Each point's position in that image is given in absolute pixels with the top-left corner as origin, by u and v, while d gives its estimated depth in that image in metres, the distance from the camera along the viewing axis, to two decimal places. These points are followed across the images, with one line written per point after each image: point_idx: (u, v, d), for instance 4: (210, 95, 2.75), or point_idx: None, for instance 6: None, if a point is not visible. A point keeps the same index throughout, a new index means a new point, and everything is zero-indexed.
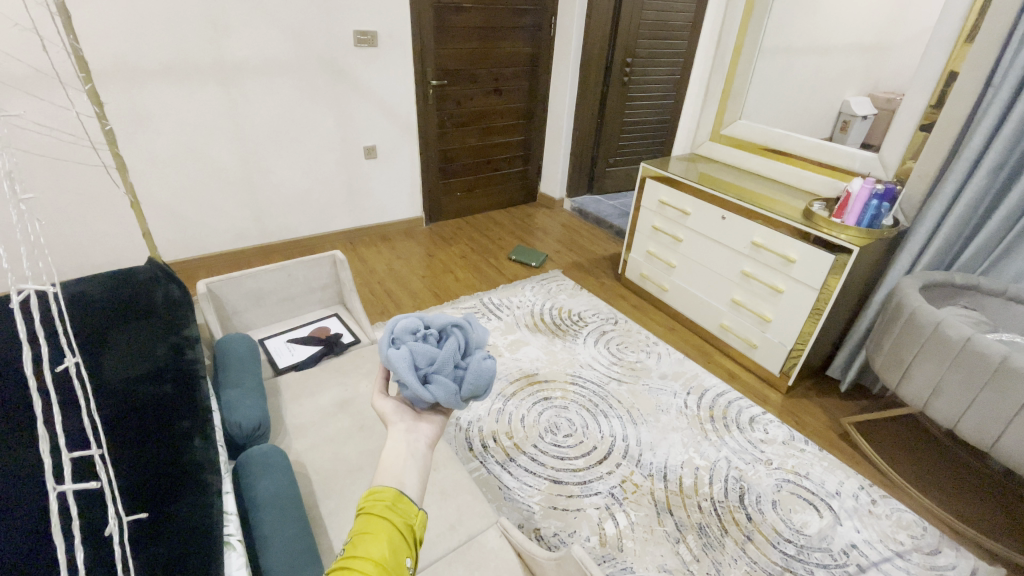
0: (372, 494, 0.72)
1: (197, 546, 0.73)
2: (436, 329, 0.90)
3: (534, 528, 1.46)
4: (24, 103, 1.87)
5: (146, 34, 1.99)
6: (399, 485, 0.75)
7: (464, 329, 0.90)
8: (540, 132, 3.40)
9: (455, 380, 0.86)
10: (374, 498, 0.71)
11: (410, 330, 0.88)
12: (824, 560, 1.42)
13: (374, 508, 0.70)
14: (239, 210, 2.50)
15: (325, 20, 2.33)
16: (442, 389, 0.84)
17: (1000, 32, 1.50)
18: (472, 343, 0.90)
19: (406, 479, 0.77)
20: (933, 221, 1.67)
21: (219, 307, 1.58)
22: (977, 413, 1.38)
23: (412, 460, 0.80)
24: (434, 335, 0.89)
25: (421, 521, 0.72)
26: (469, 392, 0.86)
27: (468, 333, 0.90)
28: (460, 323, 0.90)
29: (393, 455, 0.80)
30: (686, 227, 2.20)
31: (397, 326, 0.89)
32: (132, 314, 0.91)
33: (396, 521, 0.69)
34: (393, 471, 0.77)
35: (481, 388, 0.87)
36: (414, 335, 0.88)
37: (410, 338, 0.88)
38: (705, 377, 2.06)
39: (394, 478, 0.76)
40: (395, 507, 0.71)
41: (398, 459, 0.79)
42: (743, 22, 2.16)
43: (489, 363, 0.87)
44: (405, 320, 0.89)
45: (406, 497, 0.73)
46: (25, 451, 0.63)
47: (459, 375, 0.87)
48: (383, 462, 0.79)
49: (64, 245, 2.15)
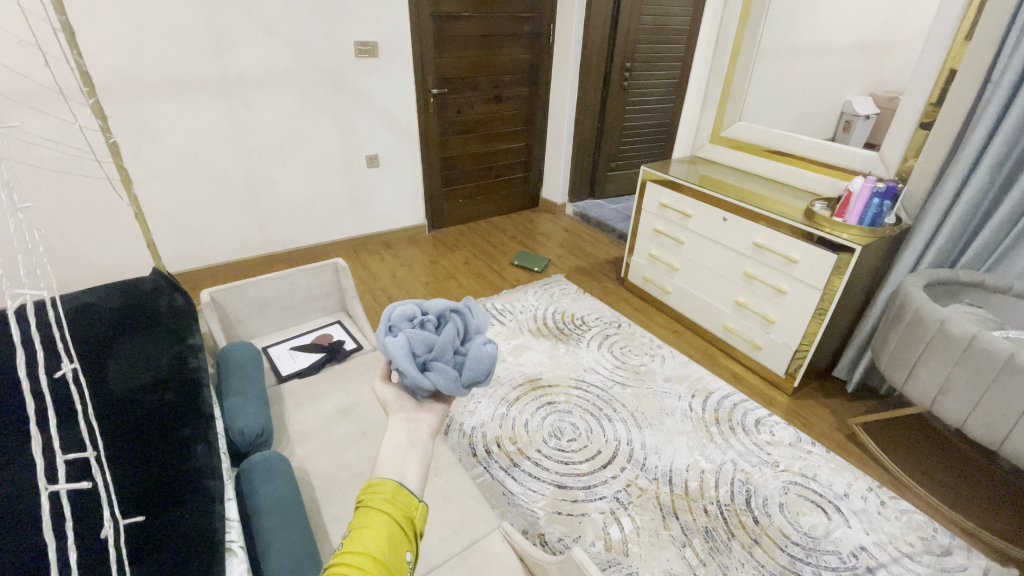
0: (370, 487, 0.72)
1: (200, 551, 0.74)
2: (434, 315, 0.92)
3: (539, 533, 1.45)
4: (29, 117, 1.91)
5: (151, 49, 2.03)
6: (400, 476, 0.75)
7: (463, 315, 0.92)
8: (540, 138, 3.42)
9: (455, 366, 0.87)
10: (373, 490, 0.71)
11: (406, 317, 0.88)
12: (833, 563, 1.40)
13: (373, 502, 0.69)
14: (243, 219, 2.53)
15: (326, 32, 2.37)
16: (441, 375, 0.84)
17: (998, 27, 1.49)
18: (471, 329, 0.91)
19: (405, 471, 0.76)
20: (937, 217, 1.66)
21: (222, 315, 1.60)
22: (985, 411, 1.36)
23: (413, 450, 0.80)
24: (432, 321, 0.90)
25: (421, 514, 0.72)
26: (470, 378, 0.86)
27: (467, 318, 0.92)
28: (457, 308, 0.92)
29: (392, 443, 0.80)
30: (688, 229, 2.19)
31: (393, 314, 0.88)
32: (136, 323, 0.92)
33: (396, 514, 0.69)
34: (393, 462, 0.77)
35: (483, 374, 0.87)
36: (411, 322, 0.89)
37: (407, 325, 0.88)
38: (709, 380, 2.04)
39: (394, 470, 0.76)
40: (395, 499, 0.71)
41: (398, 448, 0.79)
42: (739, 25, 2.18)
43: (489, 348, 0.88)
44: (402, 307, 0.90)
45: (406, 489, 0.73)
46: (23, 456, 0.65)
47: (459, 361, 0.87)
48: (383, 452, 0.79)
49: (68, 256, 2.18)
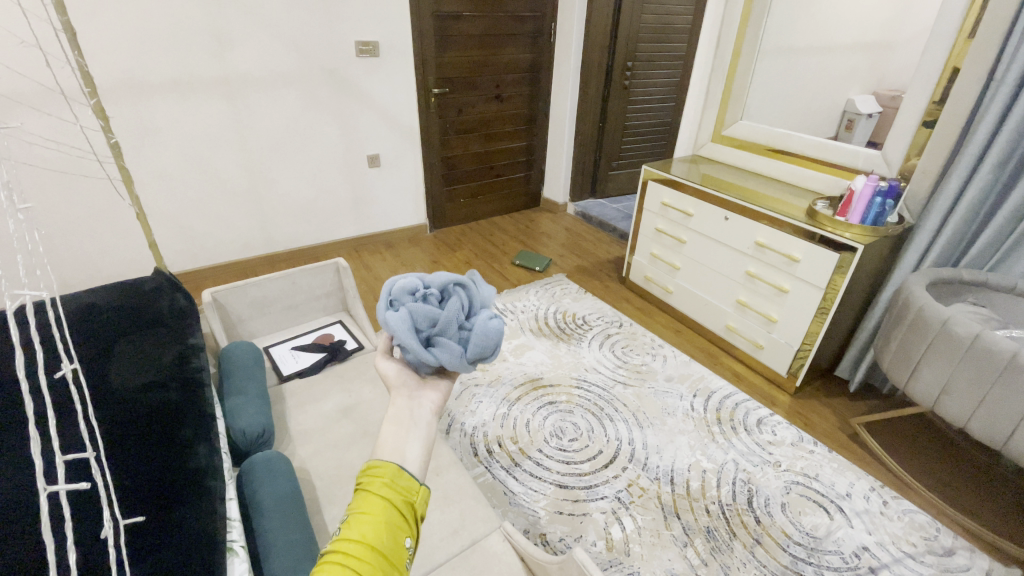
0: (369, 470, 0.71)
1: (199, 550, 0.75)
2: (437, 289, 0.86)
3: (540, 533, 1.45)
4: (31, 117, 1.91)
5: (151, 49, 2.03)
6: (401, 459, 0.73)
7: (467, 289, 0.88)
8: (541, 137, 3.41)
9: (460, 342, 0.85)
10: (372, 474, 0.70)
11: (408, 291, 0.84)
12: (835, 563, 1.39)
13: (372, 487, 0.69)
14: (244, 219, 2.53)
15: (327, 32, 2.37)
16: (446, 351, 0.82)
17: (1001, 25, 1.48)
18: (476, 303, 0.88)
19: (407, 452, 0.75)
20: (940, 216, 1.65)
21: (223, 315, 1.60)
22: (988, 411, 1.35)
23: (415, 430, 0.78)
24: (435, 295, 0.85)
25: (422, 499, 0.71)
26: (476, 354, 0.84)
27: (471, 292, 0.88)
28: (461, 281, 0.87)
29: (394, 422, 0.78)
30: (689, 228, 2.19)
31: (394, 288, 0.84)
32: (138, 322, 0.92)
33: (395, 500, 0.68)
34: (394, 444, 0.75)
35: (489, 349, 0.85)
36: (413, 296, 0.85)
37: (409, 299, 0.84)
38: (711, 379, 2.04)
39: (395, 451, 0.74)
40: (395, 484, 0.70)
41: (400, 428, 0.77)
42: (741, 24, 2.17)
43: (495, 323, 0.85)
44: (403, 280, 0.85)
45: (407, 473, 0.72)
46: (23, 457, 0.65)
47: (464, 336, 0.85)
48: (384, 433, 0.77)
49: (69, 256, 2.18)
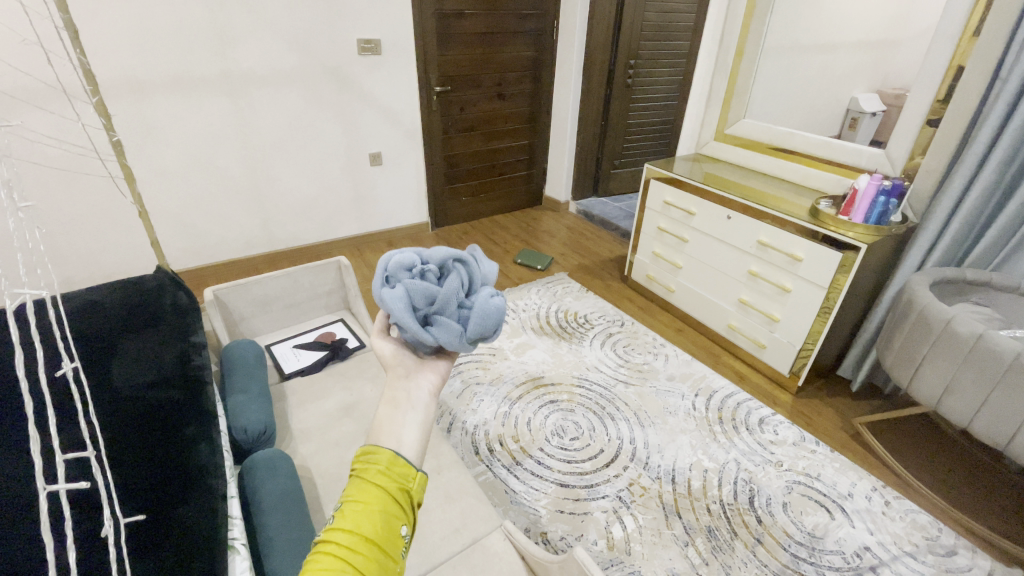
0: (365, 455, 0.70)
1: (199, 546, 0.74)
2: (436, 265, 0.84)
3: (541, 532, 1.45)
4: (33, 115, 1.91)
5: (153, 47, 2.03)
6: (398, 445, 0.72)
7: (467, 265, 0.85)
8: (543, 136, 3.41)
9: (460, 320, 0.83)
10: (368, 461, 0.69)
11: (405, 267, 0.82)
12: (836, 563, 1.39)
13: (368, 475, 0.68)
14: (246, 217, 2.54)
15: (328, 30, 2.36)
16: (444, 330, 0.81)
17: (1007, 23, 1.47)
18: (477, 280, 0.85)
19: (404, 437, 0.74)
20: (944, 216, 1.64)
21: (225, 313, 1.60)
22: (991, 412, 1.34)
23: (412, 413, 0.77)
24: (433, 272, 0.83)
25: (419, 485, 0.71)
26: (476, 333, 0.82)
27: (472, 269, 0.85)
28: (461, 257, 0.85)
29: (391, 405, 0.77)
30: (692, 227, 2.18)
31: (391, 263, 0.83)
32: (140, 321, 0.92)
33: (391, 489, 0.68)
34: (393, 429, 0.74)
35: (490, 328, 0.82)
36: (410, 272, 0.83)
37: (406, 275, 0.82)
38: (713, 378, 2.04)
39: (392, 437, 0.73)
40: (391, 471, 0.69)
41: (397, 410, 0.76)
42: (744, 22, 2.16)
43: (496, 302, 0.82)
44: (401, 255, 0.83)
45: (404, 459, 0.71)
46: (23, 456, 0.65)
47: (464, 315, 0.83)
48: (380, 415, 0.76)
49: (71, 254, 2.19)
